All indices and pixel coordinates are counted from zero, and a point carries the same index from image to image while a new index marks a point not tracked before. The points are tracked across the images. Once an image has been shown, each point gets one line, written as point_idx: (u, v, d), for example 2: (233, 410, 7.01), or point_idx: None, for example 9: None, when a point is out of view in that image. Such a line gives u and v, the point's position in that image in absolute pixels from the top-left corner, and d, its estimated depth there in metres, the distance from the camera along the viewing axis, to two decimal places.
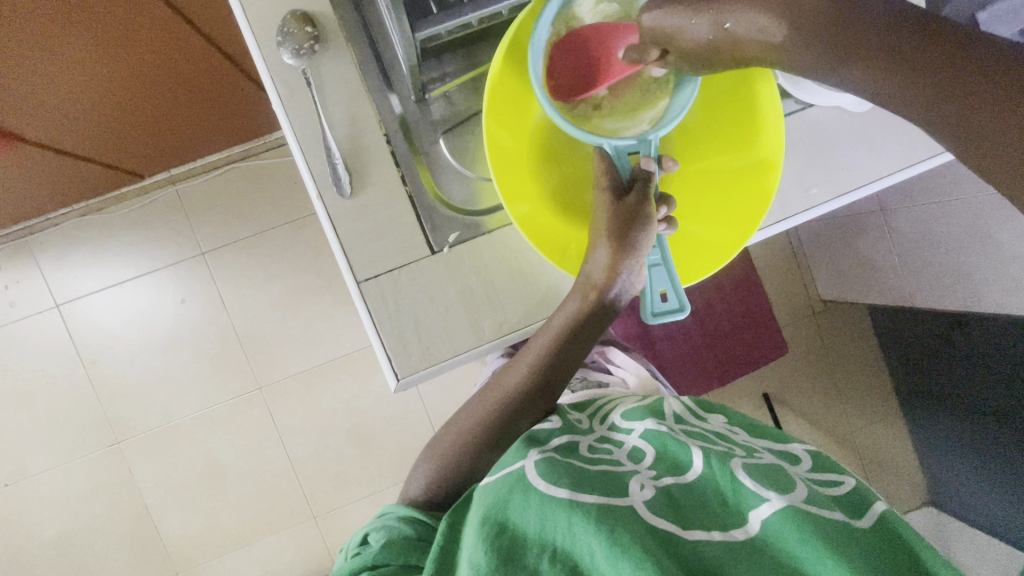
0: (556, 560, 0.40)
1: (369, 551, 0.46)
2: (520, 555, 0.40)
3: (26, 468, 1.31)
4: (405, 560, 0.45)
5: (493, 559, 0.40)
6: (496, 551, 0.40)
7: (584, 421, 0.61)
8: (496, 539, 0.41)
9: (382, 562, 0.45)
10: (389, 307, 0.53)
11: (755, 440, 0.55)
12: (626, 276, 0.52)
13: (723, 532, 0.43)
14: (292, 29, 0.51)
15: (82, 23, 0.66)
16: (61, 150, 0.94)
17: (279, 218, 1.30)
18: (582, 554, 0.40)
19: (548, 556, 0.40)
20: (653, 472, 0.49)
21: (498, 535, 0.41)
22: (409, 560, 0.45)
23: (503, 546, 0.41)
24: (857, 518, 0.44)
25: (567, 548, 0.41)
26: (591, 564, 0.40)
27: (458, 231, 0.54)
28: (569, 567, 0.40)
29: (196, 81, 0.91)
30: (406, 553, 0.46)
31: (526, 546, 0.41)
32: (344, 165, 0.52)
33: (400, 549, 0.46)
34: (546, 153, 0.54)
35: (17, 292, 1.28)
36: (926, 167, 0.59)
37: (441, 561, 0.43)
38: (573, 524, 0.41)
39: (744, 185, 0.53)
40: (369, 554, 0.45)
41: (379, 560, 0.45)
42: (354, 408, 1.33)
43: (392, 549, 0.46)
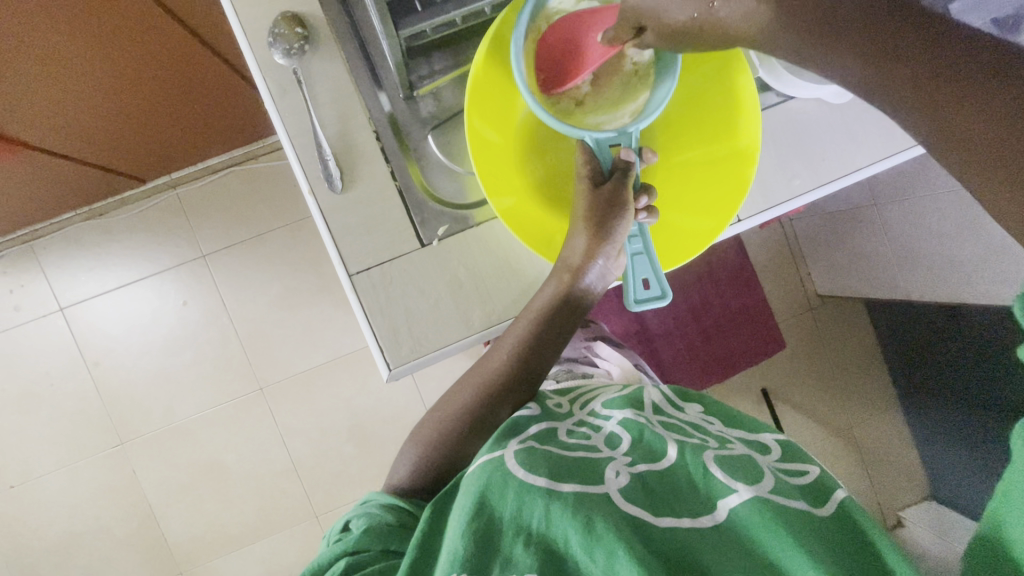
0: (531, 543, 0.42)
1: (350, 537, 0.47)
2: (498, 540, 0.42)
3: (32, 469, 1.33)
4: (383, 547, 0.46)
5: (472, 545, 0.41)
6: (475, 537, 0.42)
7: (564, 405, 0.62)
8: (475, 524, 0.42)
9: (363, 548, 0.46)
10: (378, 299, 0.55)
11: (728, 431, 0.56)
12: (602, 262, 0.54)
13: (693, 519, 0.45)
14: (282, 30, 0.52)
15: (82, 29, 0.68)
16: (62, 155, 0.96)
17: (277, 220, 1.32)
18: (557, 538, 0.42)
19: (523, 539, 0.42)
20: (629, 459, 0.50)
21: (477, 519, 0.43)
22: (389, 546, 0.47)
23: (482, 532, 0.42)
24: (820, 506, 0.46)
25: (543, 532, 0.42)
26: (566, 548, 0.41)
27: (447, 224, 0.56)
28: (544, 550, 0.42)
29: (193, 84, 0.93)
30: (386, 539, 0.47)
31: (502, 531, 0.42)
32: (335, 161, 0.54)
33: (380, 535, 0.47)
34: (530, 145, 0.56)
35: (21, 296, 1.31)
36: (904, 158, 0.60)
37: (422, 545, 0.44)
38: (551, 512, 0.43)
39: (721, 175, 0.54)
40: (349, 540, 0.47)
41: (359, 545, 0.46)
42: (354, 407, 1.35)
43: (372, 535, 0.47)
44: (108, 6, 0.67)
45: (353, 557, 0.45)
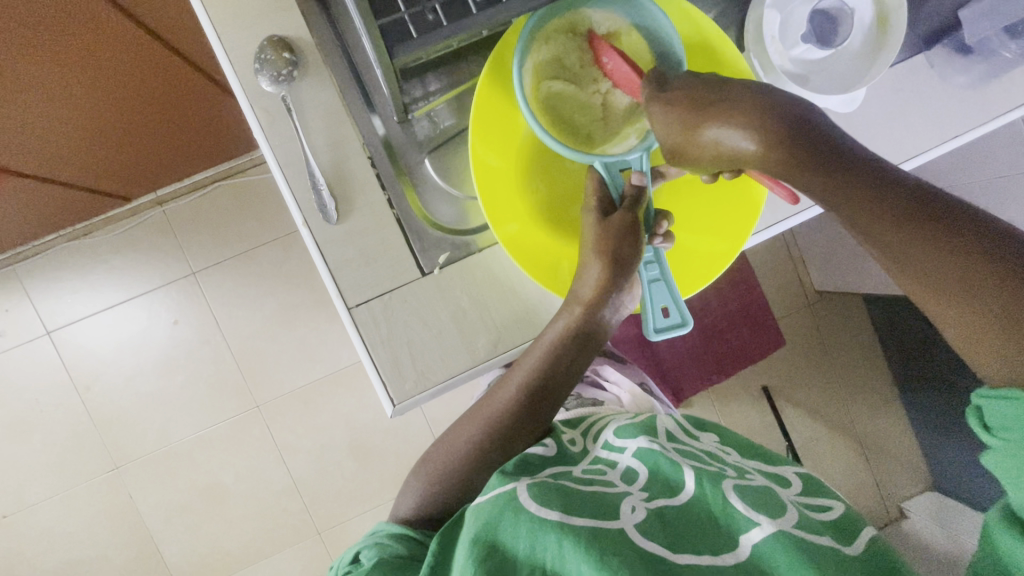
0: None
1: (359, 570, 0.46)
2: None
3: (24, 499, 1.30)
4: None
5: None
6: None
7: (578, 441, 0.60)
8: (486, 563, 0.41)
9: None
10: (380, 333, 0.52)
11: (745, 461, 0.55)
12: (616, 296, 0.51)
13: (713, 556, 0.43)
14: (269, 55, 0.50)
15: (52, 52, 0.65)
16: (41, 178, 0.93)
17: (270, 234, 1.29)
18: None
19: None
20: (646, 494, 0.49)
21: (489, 559, 0.41)
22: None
23: (494, 570, 0.41)
24: (849, 543, 0.45)
25: (557, 569, 0.41)
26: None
27: (448, 252, 0.54)
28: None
29: (170, 100, 0.89)
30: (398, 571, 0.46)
31: (515, 568, 0.41)
32: (329, 190, 0.52)
33: (391, 566, 0.46)
34: (536, 168, 0.53)
35: (6, 321, 1.27)
36: (912, 165, 0.59)
37: None
38: (564, 549, 0.41)
39: (733, 195, 0.53)
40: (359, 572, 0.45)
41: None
42: (354, 422, 1.33)
43: (383, 567, 0.45)
44: (81, 26, 0.64)
45: None
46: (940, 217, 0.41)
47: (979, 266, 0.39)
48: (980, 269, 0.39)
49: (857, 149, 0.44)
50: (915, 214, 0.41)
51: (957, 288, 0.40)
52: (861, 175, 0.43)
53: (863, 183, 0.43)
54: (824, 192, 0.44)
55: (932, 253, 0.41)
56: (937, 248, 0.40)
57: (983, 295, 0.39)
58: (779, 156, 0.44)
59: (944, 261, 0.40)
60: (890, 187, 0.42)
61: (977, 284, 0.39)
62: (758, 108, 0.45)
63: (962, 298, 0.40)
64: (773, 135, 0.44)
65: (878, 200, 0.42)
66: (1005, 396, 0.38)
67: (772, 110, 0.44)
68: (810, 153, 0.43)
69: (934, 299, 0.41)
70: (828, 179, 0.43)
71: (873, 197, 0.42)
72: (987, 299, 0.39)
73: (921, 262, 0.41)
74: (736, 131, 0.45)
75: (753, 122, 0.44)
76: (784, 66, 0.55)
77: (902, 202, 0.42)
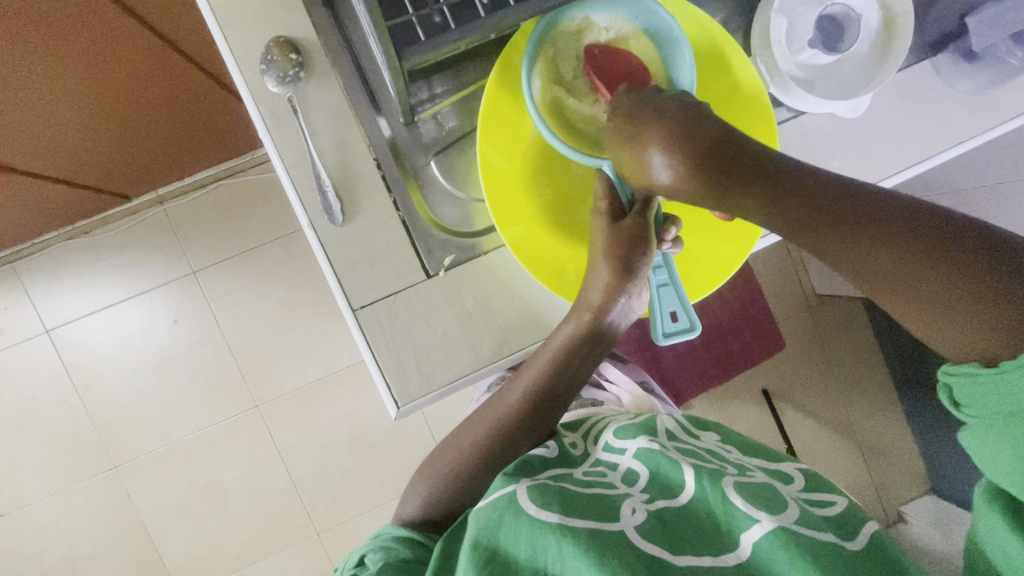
0: None
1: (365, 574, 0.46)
2: None
3: (22, 497, 1.29)
4: None
5: None
6: None
7: (579, 444, 0.59)
8: (487, 569, 0.41)
9: None
10: (384, 335, 0.52)
11: (747, 459, 0.55)
12: (624, 300, 0.51)
13: (713, 558, 0.43)
14: (275, 55, 0.50)
15: (55, 49, 0.65)
16: (42, 176, 0.92)
17: (271, 233, 1.29)
18: None
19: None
20: (646, 496, 0.49)
21: (489, 565, 0.41)
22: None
23: None
24: (851, 537, 0.45)
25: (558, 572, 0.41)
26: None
27: (453, 254, 0.54)
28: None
29: (172, 99, 0.88)
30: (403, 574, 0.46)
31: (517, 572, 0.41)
32: (334, 192, 0.51)
33: (397, 571, 0.46)
34: (544, 171, 0.53)
35: (5, 319, 1.27)
36: (918, 170, 0.59)
37: None
38: (564, 551, 0.41)
39: None
40: None
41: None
42: (353, 422, 1.32)
43: (389, 571, 0.46)
44: (85, 24, 0.63)
45: None
46: (893, 227, 0.39)
47: (941, 273, 0.38)
48: (943, 274, 0.38)
49: (789, 168, 0.42)
50: (867, 229, 0.40)
51: (923, 297, 0.39)
52: (801, 192, 0.41)
53: (808, 205, 0.41)
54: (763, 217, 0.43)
55: (892, 265, 0.39)
56: (893, 261, 0.39)
57: (951, 299, 0.38)
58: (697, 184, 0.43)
59: (901, 274, 0.39)
60: (833, 207, 0.41)
61: (943, 291, 0.38)
62: (678, 138, 0.43)
63: (927, 306, 0.39)
64: (695, 171, 0.42)
65: (826, 220, 0.41)
66: (971, 376, 0.38)
67: (691, 136, 0.42)
68: (736, 182, 0.42)
69: (903, 309, 0.40)
70: (765, 204, 0.42)
71: (819, 213, 0.41)
72: (957, 305, 0.38)
73: (879, 279, 0.40)
74: (658, 160, 0.43)
75: (673, 152, 0.42)
76: (790, 71, 0.55)
77: (847, 211, 0.41)
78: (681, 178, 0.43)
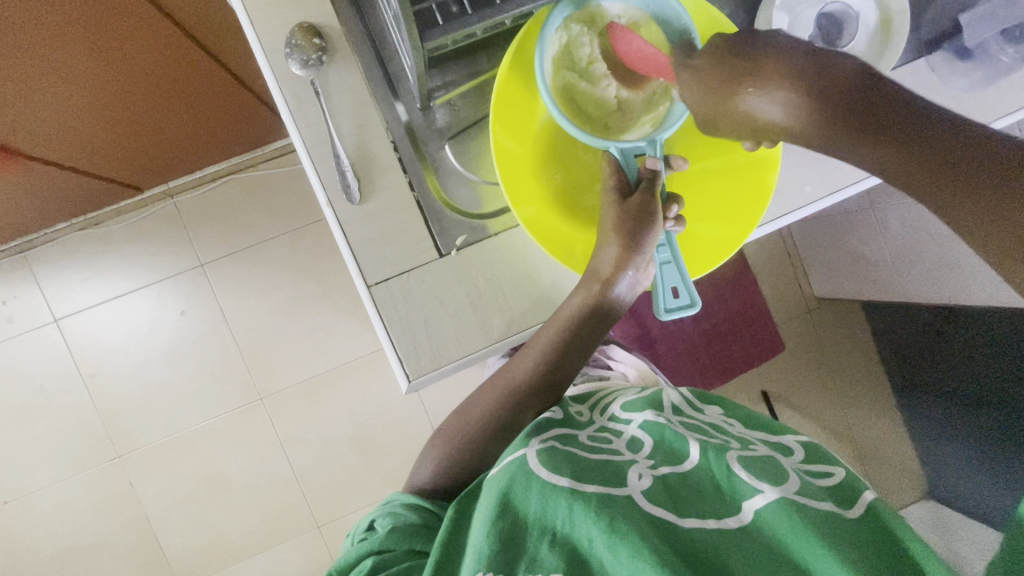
0: (556, 542, 0.43)
1: (375, 536, 0.48)
2: (523, 539, 0.43)
3: (25, 486, 1.30)
4: (409, 547, 0.47)
5: (497, 544, 0.42)
6: (501, 537, 0.42)
7: (585, 413, 0.61)
8: (500, 524, 0.43)
9: (387, 547, 0.47)
10: (397, 311, 0.54)
11: (750, 432, 0.57)
12: (631, 273, 0.53)
13: (717, 520, 0.45)
14: (299, 41, 0.52)
15: (81, 37, 0.67)
16: (57, 163, 0.94)
17: (279, 227, 1.31)
18: (581, 537, 0.43)
19: (548, 539, 0.43)
20: (651, 462, 0.51)
21: (502, 520, 0.43)
22: (414, 546, 0.47)
23: (506, 531, 0.43)
24: (848, 507, 0.46)
25: (566, 532, 0.43)
26: (589, 548, 0.42)
27: (465, 234, 0.56)
28: (568, 550, 0.42)
29: (191, 91, 0.91)
30: (412, 538, 0.47)
31: (527, 530, 0.43)
32: (353, 172, 0.54)
33: (405, 533, 0.48)
34: (552, 156, 0.55)
35: (15, 307, 1.28)
36: None
37: (450, 541, 0.45)
38: (574, 512, 0.43)
39: (742, 183, 0.55)
40: (376, 539, 0.47)
41: (385, 544, 0.47)
42: (356, 416, 1.34)
43: (397, 534, 0.47)
44: (112, 13, 0.66)
45: (380, 556, 0.46)
46: (987, 157, 0.41)
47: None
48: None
49: (899, 100, 0.43)
50: (960, 158, 0.41)
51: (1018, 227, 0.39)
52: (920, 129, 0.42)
53: (908, 133, 0.43)
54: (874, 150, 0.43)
55: (987, 190, 0.40)
56: (986, 188, 0.40)
57: None
58: (814, 116, 0.45)
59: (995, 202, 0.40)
60: (929, 136, 0.42)
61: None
62: (800, 72, 0.45)
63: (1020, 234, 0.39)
64: (816, 103, 0.44)
65: (923, 147, 0.42)
66: None
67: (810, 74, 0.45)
68: (849, 111, 0.44)
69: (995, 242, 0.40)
70: (871, 130, 0.43)
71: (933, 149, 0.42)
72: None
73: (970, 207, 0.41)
74: (768, 101, 0.46)
75: (790, 89, 0.45)
76: None
77: (943, 141, 0.42)
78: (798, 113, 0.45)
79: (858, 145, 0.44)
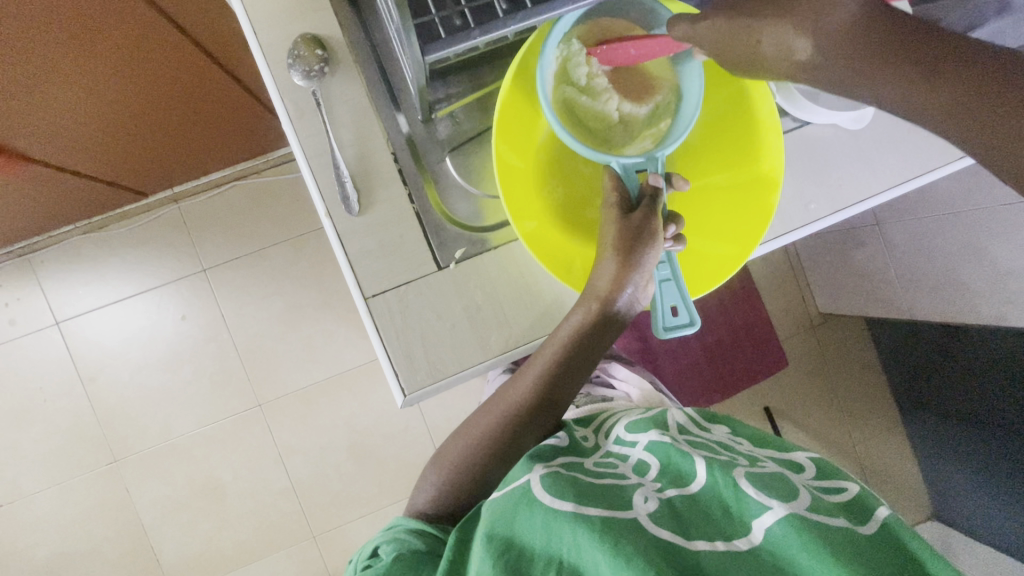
0: (562, 572, 0.42)
1: (379, 564, 0.47)
2: (529, 570, 0.42)
3: (21, 489, 1.29)
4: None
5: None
6: (507, 568, 0.41)
7: (590, 438, 0.62)
8: (505, 556, 0.42)
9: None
10: (395, 325, 0.53)
11: (757, 450, 0.56)
12: (630, 291, 0.52)
13: (726, 542, 0.44)
14: (302, 52, 0.52)
15: (88, 45, 0.68)
16: (62, 167, 0.94)
17: (281, 234, 1.31)
18: (587, 565, 0.42)
19: (555, 570, 0.42)
20: (658, 485, 0.50)
21: (507, 551, 0.42)
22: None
23: (512, 562, 0.42)
24: (862, 523, 0.45)
25: (573, 561, 0.42)
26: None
27: (464, 248, 0.55)
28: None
29: (198, 99, 0.92)
30: (416, 567, 0.46)
31: (532, 561, 0.42)
32: (352, 183, 0.53)
33: (409, 563, 0.46)
34: (554, 169, 0.55)
35: (17, 310, 1.28)
36: (920, 183, 0.60)
37: (452, 572, 0.44)
38: (579, 540, 0.42)
39: (746, 201, 0.54)
40: (380, 567, 0.46)
41: (391, 572, 0.45)
42: (355, 426, 1.33)
43: (401, 563, 0.46)
44: (120, 22, 0.66)
45: None
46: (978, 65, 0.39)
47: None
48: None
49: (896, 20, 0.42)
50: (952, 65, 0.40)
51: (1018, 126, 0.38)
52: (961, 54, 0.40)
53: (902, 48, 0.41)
54: (918, 83, 0.40)
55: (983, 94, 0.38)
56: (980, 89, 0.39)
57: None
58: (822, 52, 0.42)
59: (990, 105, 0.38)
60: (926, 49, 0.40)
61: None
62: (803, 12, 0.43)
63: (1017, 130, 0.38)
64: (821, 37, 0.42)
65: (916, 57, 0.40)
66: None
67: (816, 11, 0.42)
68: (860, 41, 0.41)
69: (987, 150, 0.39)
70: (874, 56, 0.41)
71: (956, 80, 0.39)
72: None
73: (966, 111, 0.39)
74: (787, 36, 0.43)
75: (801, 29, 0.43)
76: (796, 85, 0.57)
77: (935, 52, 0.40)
78: (825, 52, 0.42)
79: (895, 79, 0.41)
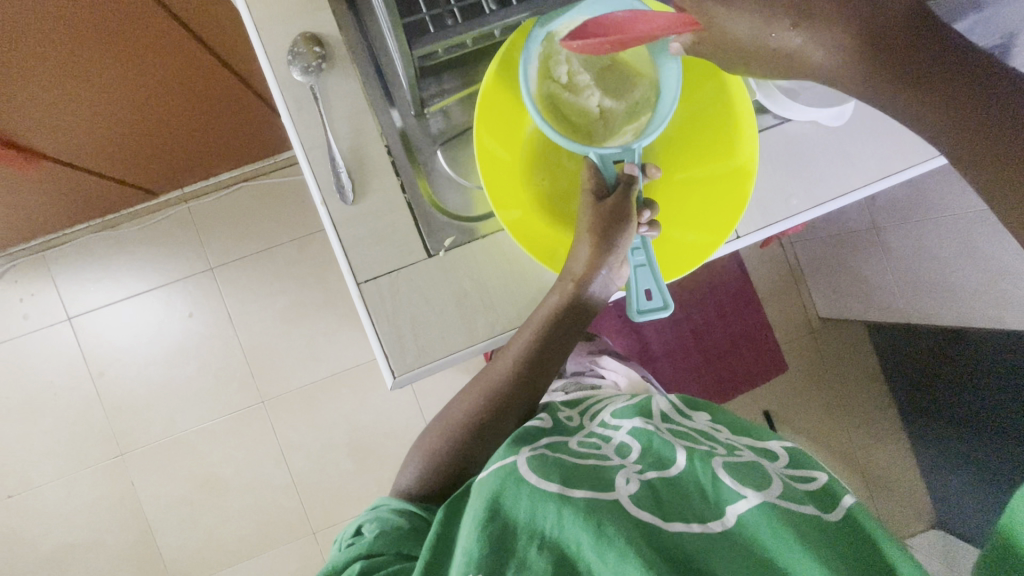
0: (544, 546, 0.43)
1: (363, 541, 0.48)
2: (512, 544, 0.43)
3: (28, 481, 1.33)
4: (398, 550, 0.48)
5: (486, 548, 0.42)
6: (491, 541, 0.43)
7: (575, 418, 0.64)
8: (490, 528, 0.44)
9: (376, 551, 0.47)
10: (386, 310, 0.56)
11: (736, 438, 0.57)
12: (604, 273, 0.55)
13: (701, 524, 0.46)
14: (301, 49, 0.55)
15: (101, 45, 0.71)
16: (72, 165, 0.98)
17: (287, 234, 1.34)
18: (569, 541, 0.43)
19: (537, 543, 0.43)
20: (639, 467, 0.51)
21: (491, 524, 0.44)
22: (402, 549, 0.48)
23: (496, 535, 0.43)
24: (828, 510, 0.47)
25: (555, 536, 0.43)
26: (578, 553, 0.43)
27: (454, 236, 0.57)
28: (557, 554, 0.43)
29: (198, 99, 0.94)
30: (400, 543, 0.48)
31: (515, 534, 0.44)
32: (347, 174, 0.56)
33: (393, 539, 0.48)
34: (538, 161, 0.57)
35: (30, 305, 1.32)
36: (899, 179, 0.62)
37: (437, 546, 0.45)
38: (563, 516, 0.44)
39: (722, 191, 0.56)
40: (363, 544, 0.48)
41: (374, 548, 0.47)
42: (355, 423, 1.35)
43: (385, 539, 0.48)
44: (134, 24, 0.70)
45: (368, 561, 0.46)
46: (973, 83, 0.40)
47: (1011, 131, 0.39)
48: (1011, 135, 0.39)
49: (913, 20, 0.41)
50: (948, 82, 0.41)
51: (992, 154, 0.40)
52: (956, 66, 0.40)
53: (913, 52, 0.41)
54: (898, 84, 0.42)
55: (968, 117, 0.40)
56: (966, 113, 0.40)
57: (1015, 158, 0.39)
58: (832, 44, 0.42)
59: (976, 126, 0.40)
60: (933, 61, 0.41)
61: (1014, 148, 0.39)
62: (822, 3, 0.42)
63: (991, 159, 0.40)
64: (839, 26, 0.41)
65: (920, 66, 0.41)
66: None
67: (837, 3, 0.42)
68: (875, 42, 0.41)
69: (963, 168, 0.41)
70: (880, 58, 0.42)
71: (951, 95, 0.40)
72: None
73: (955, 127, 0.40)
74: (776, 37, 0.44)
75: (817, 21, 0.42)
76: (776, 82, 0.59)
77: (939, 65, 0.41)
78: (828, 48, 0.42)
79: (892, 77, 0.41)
